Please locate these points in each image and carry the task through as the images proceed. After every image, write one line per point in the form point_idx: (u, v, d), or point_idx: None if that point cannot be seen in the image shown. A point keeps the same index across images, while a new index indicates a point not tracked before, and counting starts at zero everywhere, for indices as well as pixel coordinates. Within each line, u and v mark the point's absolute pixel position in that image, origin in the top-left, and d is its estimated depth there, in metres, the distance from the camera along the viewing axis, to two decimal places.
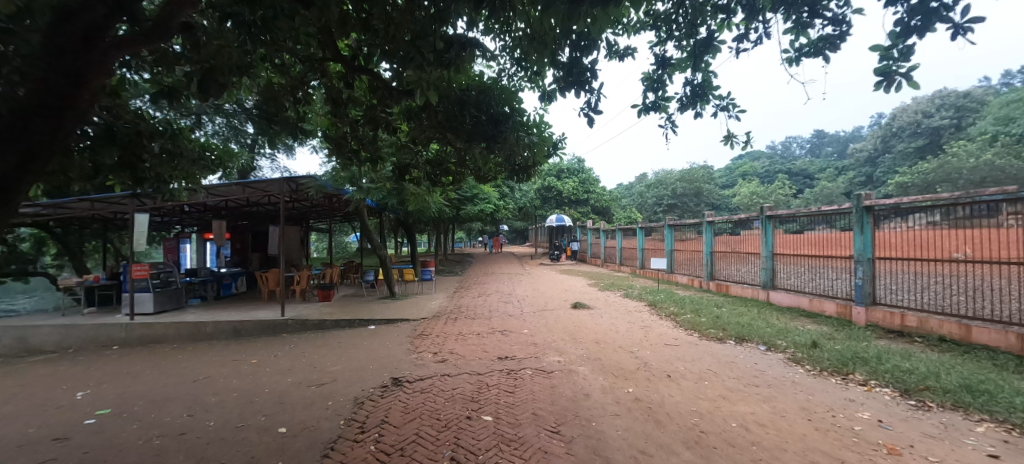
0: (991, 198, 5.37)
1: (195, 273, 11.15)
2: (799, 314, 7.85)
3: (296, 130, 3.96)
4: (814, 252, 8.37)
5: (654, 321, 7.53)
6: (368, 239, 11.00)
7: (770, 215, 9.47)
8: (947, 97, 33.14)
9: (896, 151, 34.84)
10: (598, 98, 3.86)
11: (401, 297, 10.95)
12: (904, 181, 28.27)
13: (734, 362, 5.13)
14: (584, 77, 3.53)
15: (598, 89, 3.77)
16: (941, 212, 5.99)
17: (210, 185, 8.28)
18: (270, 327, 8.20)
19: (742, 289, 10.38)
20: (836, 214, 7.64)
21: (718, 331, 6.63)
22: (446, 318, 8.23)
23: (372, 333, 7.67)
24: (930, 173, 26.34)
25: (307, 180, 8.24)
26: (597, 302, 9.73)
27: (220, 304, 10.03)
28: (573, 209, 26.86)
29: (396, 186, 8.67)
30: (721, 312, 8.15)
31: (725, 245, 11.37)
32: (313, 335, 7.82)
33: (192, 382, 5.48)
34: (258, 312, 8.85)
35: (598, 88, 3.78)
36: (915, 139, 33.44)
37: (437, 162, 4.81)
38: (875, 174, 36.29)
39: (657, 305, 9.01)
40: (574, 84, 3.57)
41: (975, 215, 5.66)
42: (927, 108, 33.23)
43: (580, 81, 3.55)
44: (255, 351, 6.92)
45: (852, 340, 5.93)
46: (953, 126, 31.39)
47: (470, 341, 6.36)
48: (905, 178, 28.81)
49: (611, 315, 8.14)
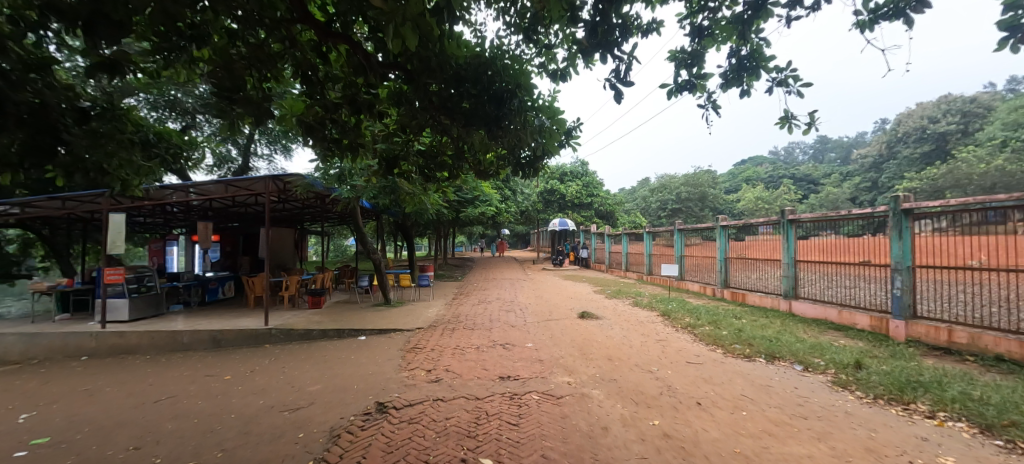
0: (1001, 204, 5.23)
1: (178, 277, 10.54)
2: (828, 327, 7.19)
3: (262, 112, 3.32)
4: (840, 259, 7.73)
5: (669, 334, 6.86)
6: (361, 242, 10.37)
7: (791, 219, 8.81)
8: (954, 103, 32.56)
9: (902, 157, 34.17)
10: (628, 66, 3.28)
11: (396, 305, 10.33)
12: (912, 187, 27.59)
13: (770, 385, 4.48)
14: (613, 38, 2.99)
15: (629, 53, 3.22)
16: (948, 219, 5.82)
17: (192, 182, 7.72)
18: (251, 337, 7.57)
19: (758, 298, 9.74)
20: (872, 218, 6.95)
21: (743, 346, 5.99)
22: (443, 328, 7.59)
23: (362, 344, 7.04)
24: (939, 179, 25.65)
25: (294, 178, 7.65)
26: (604, 311, 9.09)
27: (203, 311, 9.41)
28: (575, 214, 26.29)
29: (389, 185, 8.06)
30: (742, 323, 7.51)
31: (739, 250, 10.71)
32: (298, 347, 7.19)
33: (153, 403, 4.85)
34: (241, 320, 8.22)
35: (628, 53, 3.22)
36: (921, 145, 32.81)
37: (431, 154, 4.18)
38: (879, 180, 35.59)
39: (671, 316, 8.36)
40: (599, 48, 3.03)
41: (984, 222, 5.42)
42: (932, 113, 32.70)
43: (608, 43, 3.01)
44: (231, 365, 6.29)
45: (897, 359, 5.27)
46: (960, 132, 30.75)
47: (468, 356, 5.72)
48: (913, 183, 28.09)
49: (622, 326, 7.48)
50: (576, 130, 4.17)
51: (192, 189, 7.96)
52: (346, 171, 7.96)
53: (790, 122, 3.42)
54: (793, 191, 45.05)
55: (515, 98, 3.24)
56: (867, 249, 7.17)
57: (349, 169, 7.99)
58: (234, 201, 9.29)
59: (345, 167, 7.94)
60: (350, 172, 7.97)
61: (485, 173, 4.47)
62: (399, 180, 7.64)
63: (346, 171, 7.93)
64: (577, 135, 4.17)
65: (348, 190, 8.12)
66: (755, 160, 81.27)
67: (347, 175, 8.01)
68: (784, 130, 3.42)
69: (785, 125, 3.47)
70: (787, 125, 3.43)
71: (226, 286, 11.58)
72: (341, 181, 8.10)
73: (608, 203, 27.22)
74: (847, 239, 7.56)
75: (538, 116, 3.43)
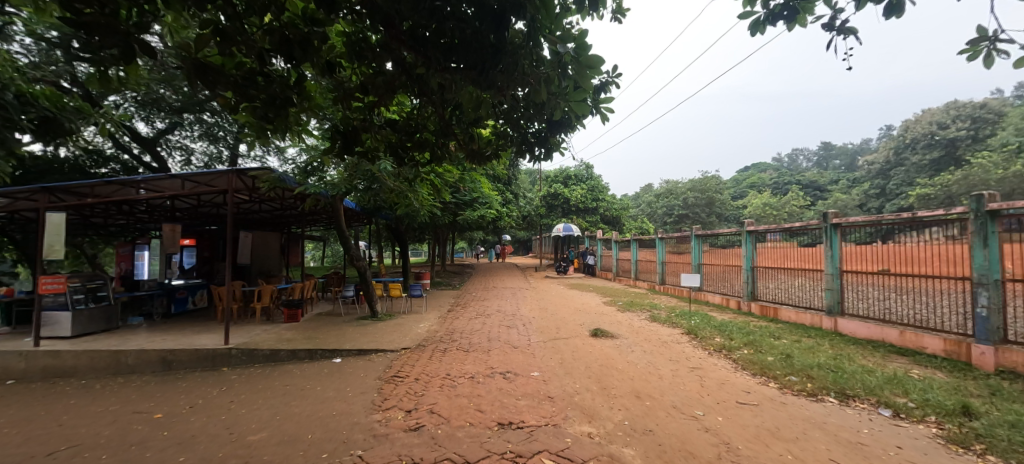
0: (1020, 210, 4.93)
1: (138, 285, 9.37)
2: (891, 352, 6.01)
3: (137, 45, 2.16)
4: (900, 270, 6.55)
5: (704, 360, 5.69)
6: (344, 247, 9.23)
7: (835, 223, 7.64)
8: (963, 108, 31.14)
9: (908, 163, 32.99)
10: None
11: (384, 318, 9.20)
12: (925, 193, 26.31)
13: (864, 445, 3.30)
14: None
15: None
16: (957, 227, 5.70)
17: (143, 177, 6.69)
18: (208, 359, 6.45)
19: (792, 314, 8.58)
20: (938, 222, 5.85)
21: (801, 379, 4.82)
22: (432, 350, 6.45)
23: (335, 369, 5.90)
24: (952, 185, 24.45)
25: (261, 172, 6.56)
26: (620, 328, 7.93)
27: (163, 325, 8.31)
28: (580, 218, 25.14)
29: (371, 175, 6.97)
30: (786, 347, 6.35)
31: (768, 258, 9.52)
32: (259, 371, 6.05)
33: (45, 455, 3.71)
34: (200, 337, 7.10)
35: None
36: (930, 151, 31.64)
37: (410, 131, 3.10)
38: (887, 187, 34.37)
39: (699, 335, 7.18)
40: None
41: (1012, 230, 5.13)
42: (941, 119, 31.60)
43: None
44: (170, 397, 5.15)
45: (1009, 401, 4.10)
46: (970, 138, 29.68)
47: (460, 391, 4.56)
48: (925, 190, 26.82)
49: (646, 349, 6.30)
50: (605, 89, 3.19)
51: (142, 185, 6.83)
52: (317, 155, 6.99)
53: (986, 46, 2.70)
54: (801, 197, 43.85)
55: (525, 19, 2.16)
56: (932, 258, 6.05)
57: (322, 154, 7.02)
58: (197, 200, 8.23)
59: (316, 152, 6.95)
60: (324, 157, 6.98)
61: (482, 155, 3.41)
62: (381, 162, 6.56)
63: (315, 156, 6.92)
64: (607, 97, 3.18)
65: (318, 185, 7.11)
66: (756, 164, 80.29)
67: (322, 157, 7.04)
68: (978, 58, 2.72)
69: (975, 52, 2.76)
70: (981, 51, 2.72)
71: (197, 296, 10.49)
72: (308, 174, 7.15)
73: (614, 208, 25.97)
74: (909, 245, 6.38)
75: (560, 49, 2.35)
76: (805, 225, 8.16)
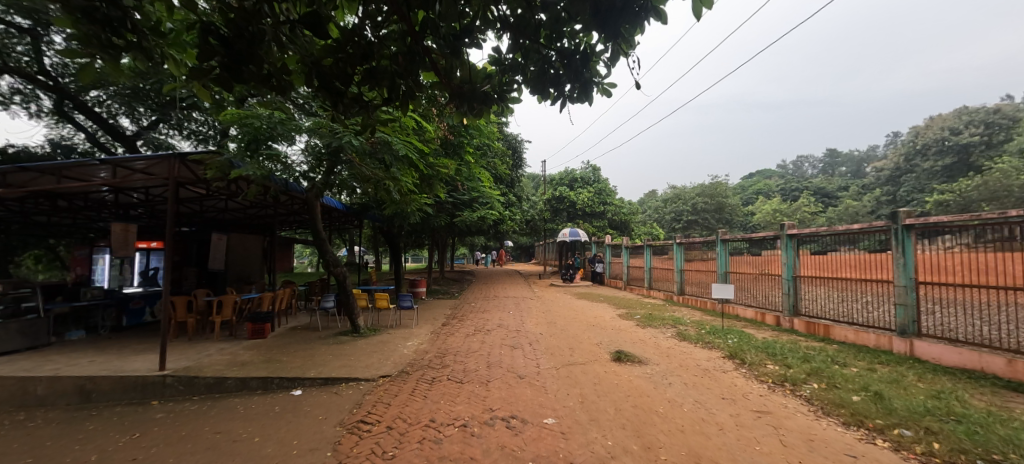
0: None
1: (79, 294, 8.05)
2: (1005, 390, 4.64)
3: None
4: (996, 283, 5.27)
5: (768, 401, 4.34)
6: (319, 250, 7.94)
7: (907, 225, 6.23)
8: (977, 112, 29.78)
9: (918, 169, 31.54)
10: None
11: (366, 334, 7.90)
12: (941, 198, 24.75)
13: None
14: None
15: None
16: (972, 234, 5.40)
17: (58, 162, 5.46)
18: (136, 388, 5.16)
19: (846, 332, 7.21)
20: (988, 225, 5.15)
21: (919, 434, 3.47)
22: (416, 380, 5.12)
23: (289, 408, 4.57)
24: (969, 191, 22.94)
25: (205, 156, 5.29)
26: (645, 349, 6.60)
27: (104, 343, 7.02)
28: (586, 223, 23.81)
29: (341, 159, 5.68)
30: (865, 380, 5.01)
31: (813, 266, 8.12)
32: (195, 409, 4.73)
33: None
34: (136, 360, 5.82)
35: None
36: (942, 157, 30.22)
37: (362, 56, 2.39)
38: (897, 194, 32.57)
39: (746, 361, 5.84)
40: None
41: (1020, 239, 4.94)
42: (953, 124, 30.16)
43: None
44: (58, 451, 3.82)
45: None
46: (983, 143, 28.34)
47: (446, 452, 3.24)
48: (942, 195, 25.30)
49: (686, 382, 4.95)
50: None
51: (65, 172, 5.61)
52: (269, 132, 5.51)
53: None
54: (811, 203, 42.41)
55: None
56: (994, 266, 5.21)
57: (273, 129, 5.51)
58: (144, 194, 7.06)
59: (264, 125, 5.43)
60: (272, 128, 5.52)
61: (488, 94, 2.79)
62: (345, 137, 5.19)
63: (258, 129, 5.41)
64: None
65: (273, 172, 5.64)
66: (761, 171, 79.13)
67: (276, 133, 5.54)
68: None
69: None
70: None
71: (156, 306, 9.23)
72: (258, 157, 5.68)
73: (623, 212, 24.56)
74: (962, 253, 5.51)
75: None
76: (866, 228, 6.81)
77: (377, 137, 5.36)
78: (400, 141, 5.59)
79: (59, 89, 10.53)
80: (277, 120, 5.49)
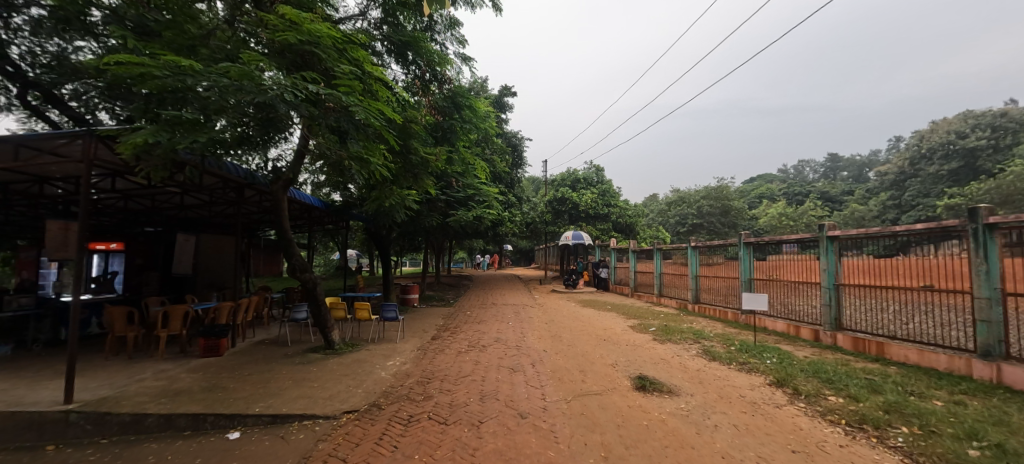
0: None
1: (6, 304, 6.98)
2: None
3: None
4: None
5: (855, 457, 3.22)
6: (284, 252, 6.79)
7: (990, 224, 5.14)
8: (982, 117, 28.83)
9: (925, 173, 30.47)
10: None
11: (341, 351, 6.76)
12: (954, 203, 23.42)
13: None
14: None
15: None
16: None
17: None
18: (30, 428, 4.03)
19: (904, 349, 6.11)
20: None
21: None
22: (389, 418, 4.00)
23: (217, 458, 3.45)
24: (982, 195, 21.72)
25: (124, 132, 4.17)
26: (671, 373, 5.49)
27: (24, 361, 5.87)
28: (590, 226, 22.81)
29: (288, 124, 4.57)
30: (965, 420, 3.89)
31: (860, 273, 7.00)
32: (95, 459, 3.58)
33: None
34: (45, 388, 4.68)
35: None
36: (948, 161, 29.15)
37: None
38: (902, 199, 31.48)
39: (801, 391, 4.73)
40: None
41: None
42: (960, 128, 29.07)
43: None
44: None
45: None
46: (991, 147, 27.22)
47: None
48: (954, 199, 24.09)
49: (737, 424, 3.83)
50: None
51: None
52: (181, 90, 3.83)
53: None
54: (816, 208, 41.33)
55: None
56: None
57: (184, 86, 3.79)
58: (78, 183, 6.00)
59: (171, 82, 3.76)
60: (178, 81, 3.78)
61: None
62: (284, 92, 3.93)
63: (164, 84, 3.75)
64: None
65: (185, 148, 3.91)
66: (762, 174, 78.29)
67: (195, 97, 3.87)
68: None
69: None
70: None
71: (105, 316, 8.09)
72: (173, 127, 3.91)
73: (627, 215, 23.51)
74: (1006, 258, 4.98)
75: None
76: (926, 229, 5.78)
77: (333, 98, 4.18)
78: (362, 103, 4.41)
79: (16, 78, 8.13)
80: (187, 70, 3.79)
